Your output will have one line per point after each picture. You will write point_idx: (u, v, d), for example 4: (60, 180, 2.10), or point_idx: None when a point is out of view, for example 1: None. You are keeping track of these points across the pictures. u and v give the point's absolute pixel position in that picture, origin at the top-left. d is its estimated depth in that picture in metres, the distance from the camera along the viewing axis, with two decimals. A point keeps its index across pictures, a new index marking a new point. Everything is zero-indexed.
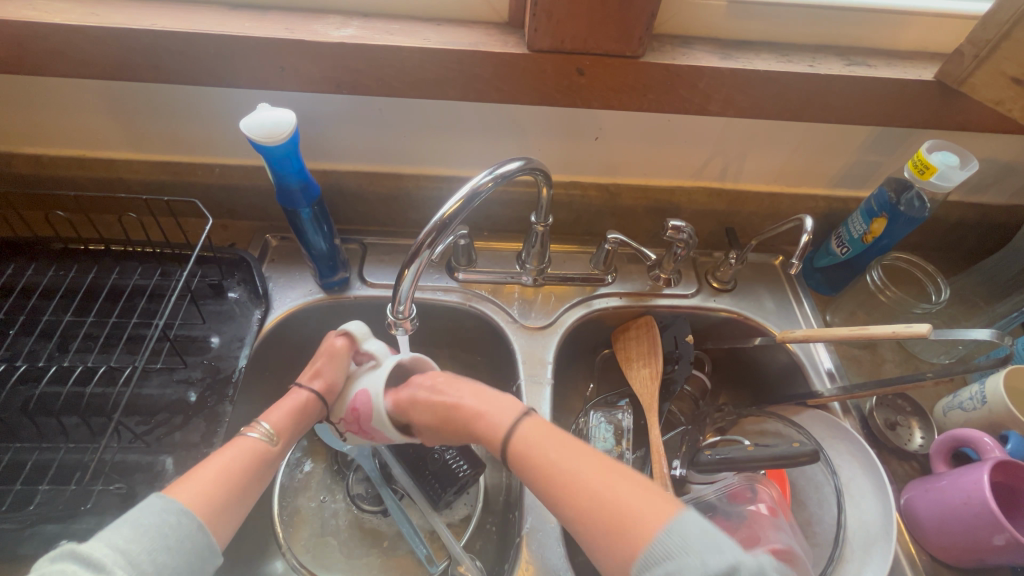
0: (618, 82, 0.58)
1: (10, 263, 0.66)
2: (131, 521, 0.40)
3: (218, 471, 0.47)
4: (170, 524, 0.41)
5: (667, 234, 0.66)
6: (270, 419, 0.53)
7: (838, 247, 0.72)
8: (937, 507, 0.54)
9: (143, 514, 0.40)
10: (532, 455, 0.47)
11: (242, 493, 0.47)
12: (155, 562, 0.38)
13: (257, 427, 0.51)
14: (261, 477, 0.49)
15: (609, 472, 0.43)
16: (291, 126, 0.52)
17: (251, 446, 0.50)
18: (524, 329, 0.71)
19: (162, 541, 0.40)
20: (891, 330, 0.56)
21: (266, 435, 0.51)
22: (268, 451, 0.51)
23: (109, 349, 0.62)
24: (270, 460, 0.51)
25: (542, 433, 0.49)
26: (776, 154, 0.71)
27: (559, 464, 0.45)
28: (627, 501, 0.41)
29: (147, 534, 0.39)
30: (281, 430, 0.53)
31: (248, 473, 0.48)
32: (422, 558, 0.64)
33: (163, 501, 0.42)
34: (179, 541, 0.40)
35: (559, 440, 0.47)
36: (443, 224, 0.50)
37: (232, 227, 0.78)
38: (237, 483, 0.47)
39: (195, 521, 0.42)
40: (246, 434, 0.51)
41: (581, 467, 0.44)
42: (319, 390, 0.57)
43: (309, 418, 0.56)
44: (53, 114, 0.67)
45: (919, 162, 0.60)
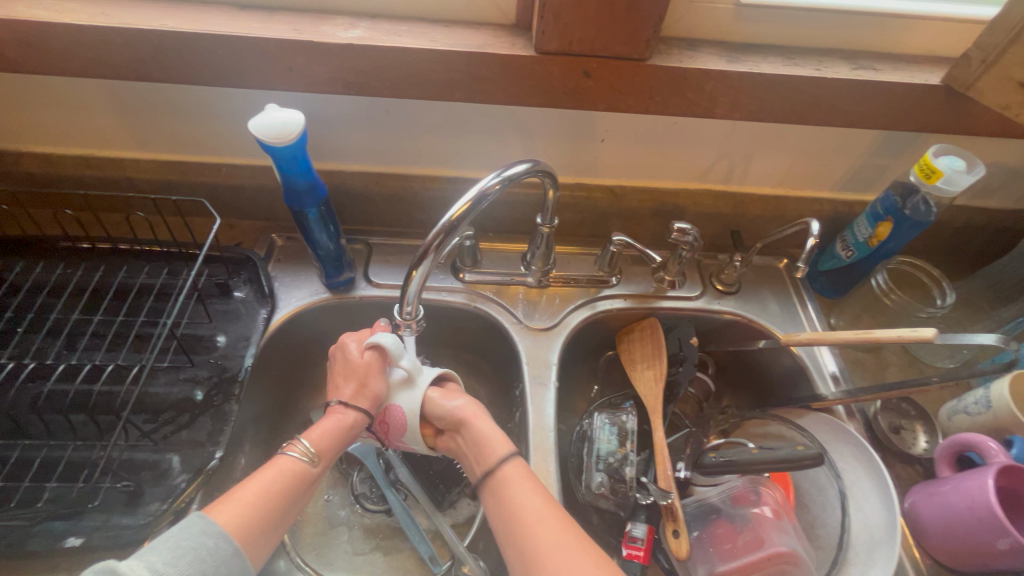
0: (626, 85, 0.58)
1: (19, 261, 0.67)
2: (170, 543, 0.41)
3: (257, 492, 0.46)
4: (207, 548, 0.41)
5: (672, 236, 0.66)
6: (309, 436, 0.53)
7: (843, 251, 0.72)
8: (941, 512, 0.55)
9: (181, 536, 0.41)
10: (507, 496, 0.49)
11: (279, 516, 0.47)
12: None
13: (297, 446, 0.51)
14: (298, 498, 0.49)
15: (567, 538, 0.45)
16: (299, 126, 0.52)
17: (292, 466, 0.49)
18: (528, 330, 0.72)
19: (197, 565, 0.40)
20: (896, 333, 0.56)
21: (305, 455, 0.50)
22: (307, 472, 0.50)
23: (116, 348, 0.62)
24: (309, 481, 0.50)
25: (522, 479, 0.50)
26: (782, 157, 0.71)
27: (528, 513, 0.47)
28: None
29: (183, 557, 0.40)
30: (322, 449, 0.52)
31: (286, 495, 0.48)
32: (425, 558, 0.64)
33: (203, 521, 0.43)
34: (215, 566, 0.41)
35: (536, 492, 0.49)
36: (451, 225, 0.50)
37: (239, 227, 0.79)
38: (275, 505, 0.47)
39: (231, 545, 0.42)
40: (286, 453, 0.50)
41: (541, 524, 0.46)
42: (364, 408, 0.57)
43: (353, 433, 0.56)
44: (61, 114, 0.67)
45: (926, 166, 0.60)
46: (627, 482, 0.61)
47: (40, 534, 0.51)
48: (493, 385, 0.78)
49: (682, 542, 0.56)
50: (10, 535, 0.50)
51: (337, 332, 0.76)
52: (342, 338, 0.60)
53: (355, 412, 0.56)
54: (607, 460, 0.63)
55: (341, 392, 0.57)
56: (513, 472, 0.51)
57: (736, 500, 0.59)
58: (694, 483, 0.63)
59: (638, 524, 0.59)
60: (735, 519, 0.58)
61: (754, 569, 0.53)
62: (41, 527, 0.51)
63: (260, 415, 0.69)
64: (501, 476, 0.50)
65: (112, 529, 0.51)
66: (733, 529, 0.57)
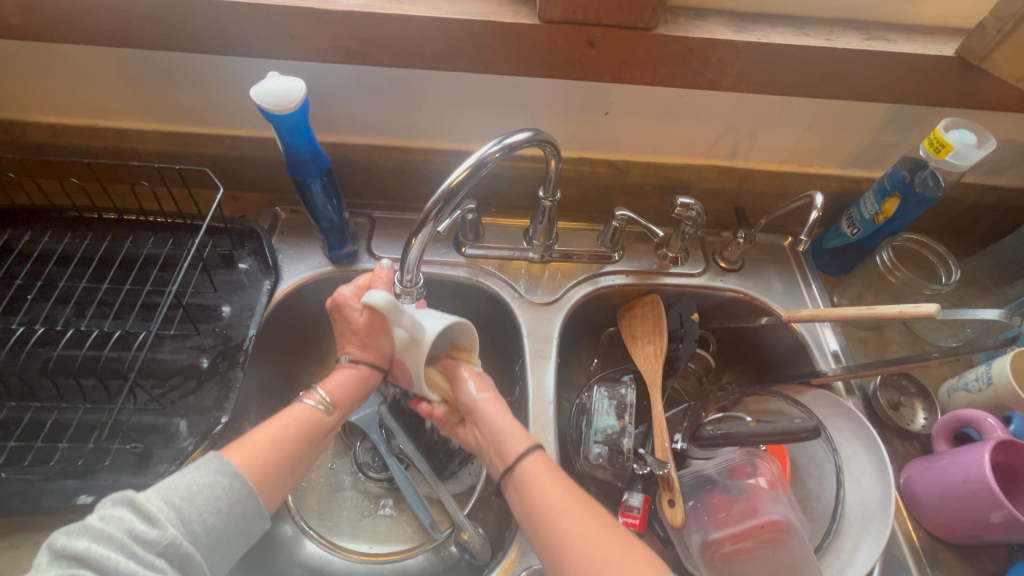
0: (630, 55, 0.57)
1: (27, 230, 0.68)
2: (189, 478, 0.44)
3: (272, 433, 0.51)
4: (223, 486, 0.45)
5: (676, 211, 0.66)
6: (325, 387, 0.58)
7: (848, 228, 0.71)
8: (935, 485, 0.55)
9: (198, 473, 0.45)
10: (532, 490, 0.49)
11: (293, 458, 0.51)
12: (204, 524, 0.43)
13: (314, 395, 0.56)
14: (315, 442, 0.54)
15: (604, 529, 0.45)
16: (301, 94, 0.52)
17: (308, 412, 0.54)
18: (530, 305, 0.72)
19: (212, 503, 0.44)
20: (898, 309, 0.56)
21: (321, 403, 0.56)
22: (324, 419, 0.55)
23: (123, 316, 0.63)
24: (325, 427, 0.55)
25: (545, 472, 0.51)
26: (789, 131, 0.70)
27: (557, 501, 0.48)
28: (605, 550, 0.44)
29: (199, 494, 0.43)
30: (338, 399, 0.57)
31: (300, 439, 0.52)
32: (427, 525, 0.66)
33: (219, 462, 0.46)
34: (230, 504, 0.45)
35: (562, 484, 0.49)
36: (450, 193, 0.49)
37: (242, 199, 0.79)
38: (288, 448, 0.51)
39: (245, 484, 0.46)
40: (304, 400, 0.55)
41: (572, 516, 0.46)
42: (374, 364, 0.61)
43: (366, 388, 0.61)
44: (65, 83, 0.68)
45: (935, 140, 0.59)
46: (625, 453, 0.62)
47: (52, 492, 0.52)
48: (495, 359, 0.78)
49: (678, 510, 0.56)
50: (25, 490, 0.52)
51: None
52: (337, 296, 0.61)
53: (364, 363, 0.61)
54: (605, 432, 0.64)
55: (349, 351, 0.61)
56: (537, 465, 0.51)
57: (732, 472, 0.59)
58: (691, 456, 0.63)
59: (634, 493, 0.62)
60: (729, 490, 0.58)
61: (748, 535, 0.54)
62: (54, 485, 0.52)
63: (264, 384, 0.70)
64: (523, 470, 0.51)
65: (123, 488, 0.53)
66: (727, 499, 0.58)
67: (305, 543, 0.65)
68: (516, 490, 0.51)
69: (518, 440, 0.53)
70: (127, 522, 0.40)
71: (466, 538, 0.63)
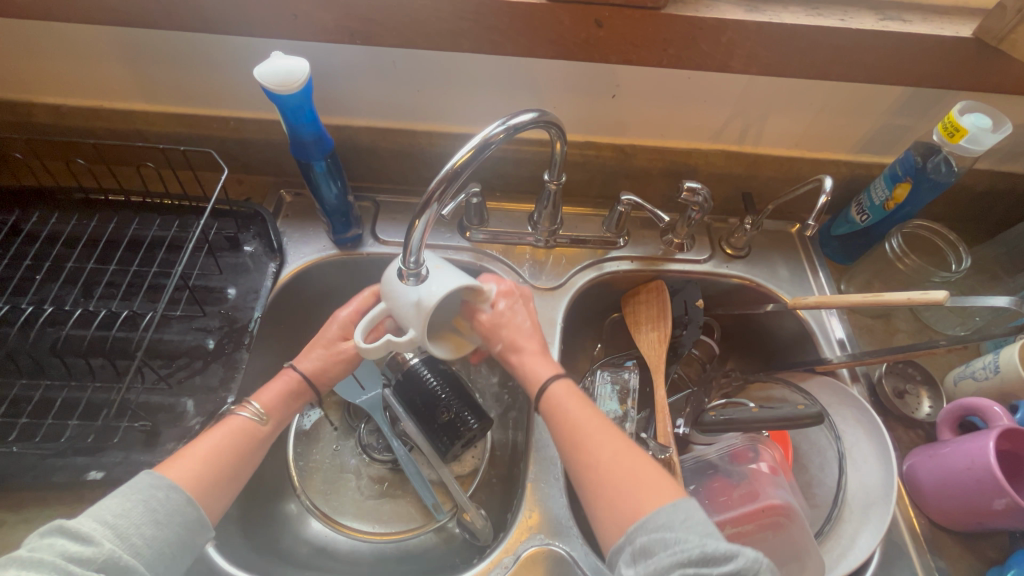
0: (637, 36, 0.56)
1: (36, 211, 0.68)
2: (120, 497, 0.42)
3: (207, 448, 0.49)
4: (159, 499, 0.43)
5: (682, 195, 0.65)
6: (261, 398, 0.54)
7: (858, 214, 0.70)
8: (939, 473, 0.55)
9: (131, 490, 0.43)
10: (557, 414, 0.51)
11: (228, 472, 0.49)
12: (144, 537, 0.41)
13: (248, 406, 0.53)
14: (248, 456, 0.51)
15: (626, 452, 0.47)
16: (304, 74, 0.52)
17: (241, 424, 0.51)
18: (534, 289, 0.72)
19: (150, 516, 0.42)
20: (906, 296, 0.55)
21: (255, 415, 0.52)
22: (256, 430, 0.52)
23: (130, 297, 0.64)
24: (259, 439, 0.52)
25: (569, 397, 0.52)
26: (800, 115, 0.69)
27: (580, 423, 0.50)
28: (628, 470, 0.45)
29: (134, 508, 0.42)
30: (272, 409, 0.54)
31: (235, 452, 0.50)
32: (429, 506, 0.67)
33: (150, 478, 0.44)
34: (168, 515, 0.43)
35: (587, 409, 0.51)
36: (454, 173, 0.48)
37: (247, 181, 0.79)
38: (223, 461, 0.49)
39: (183, 496, 0.45)
40: (238, 412, 0.52)
41: (596, 439, 0.48)
42: (312, 376, 0.57)
43: (300, 398, 0.57)
44: (69, 63, 0.67)
45: (949, 124, 0.57)
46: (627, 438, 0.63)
47: (63, 468, 0.53)
48: None
49: None
50: (37, 466, 0.53)
51: (344, 289, 0.77)
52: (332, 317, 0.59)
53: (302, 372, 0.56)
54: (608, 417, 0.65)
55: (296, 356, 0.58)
56: (563, 392, 0.52)
57: (733, 457, 0.59)
58: (693, 441, 0.65)
59: None
60: (730, 475, 0.58)
61: (749, 519, 0.54)
62: (64, 461, 0.53)
63: (270, 367, 0.71)
64: (549, 395, 0.53)
65: (132, 465, 0.54)
66: (728, 483, 0.58)
67: (310, 521, 0.67)
68: (544, 414, 0.53)
69: (542, 369, 0.55)
70: (59, 546, 0.37)
71: (468, 518, 0.63)
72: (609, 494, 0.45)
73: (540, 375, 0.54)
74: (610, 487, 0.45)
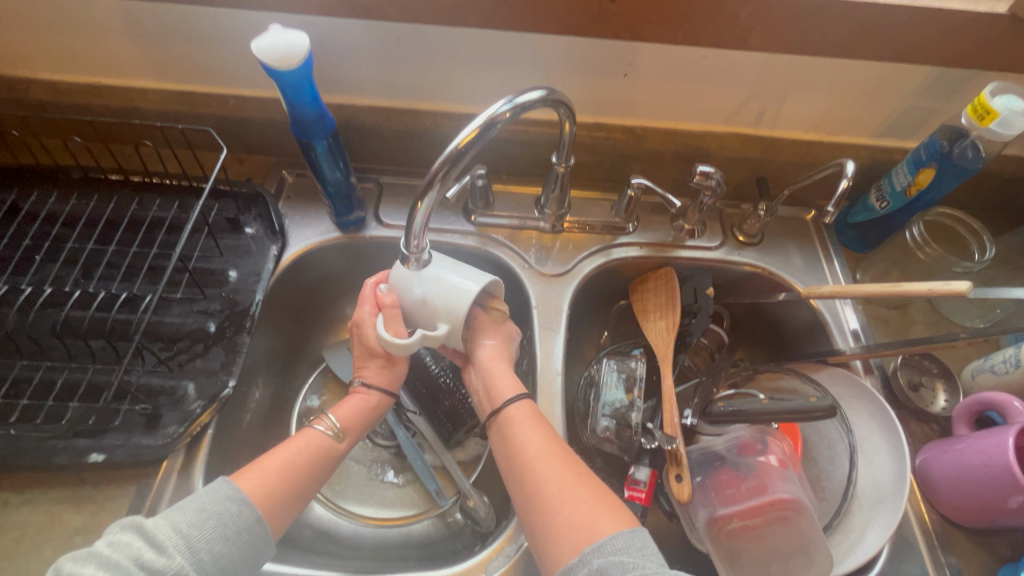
0: (654, 11, 0.54)
1: (35, 190, 0.67)
2: (196, 506, 0.43)
3: (281, 463, 0.49)
4: (232, 513, 0.43)
5: (695, 179, 0.63)
6: (337, 412, 0.55)
7: (877, 201, 0.68)
8: (952, 468, 0.54)
9: (208, 499, 0.43)
10: (514, 436, 0.51)
11: (299, 487, 0.49)
12: (211, 552, 0.41)
13: (325, 420, 0.53)
14: (323, 471, 0.51)
15: (581, 477, 0.46)
16: (303, 49, 0.50)
17: (318, 439, 0.52)
18: (539, 275, 0.70)
19: (220, 530, 0.42)
20: (926, 287, 0.53)
21: (332, 430, 0.53)
22: (334, 448, 0.52)
23: (131, 278, 0.63)
24: (335, 455, 0.53)
25: (526, 420, 0.52)
26: (820, 96, 0.66)
27: (536, 447, 0.49)
28: (582, 494, 0.45)
29: (208, 521, 0.42)
30: (348, 426, 0.55)
31: (310, 467, 0.50)
32: (432, 492, 0.67)
33: (227, 488, 0.44)
34: (237, 533, 0.43)
35: (543, 432, 0.51)
36: (457, 155, 0.47)
37: (249, 162, 0.78)
38: (297, 478, 0.49)
39: (254, 513, 0.44)
40: (314, 426, 0.52)
41: (553, 462, 0.47)
42: (386, 388, 0.58)
43: (375, 414, 0.58)
44: (63, 37, 0.65)
45: (980, 106, 0.55)
46: (633, 427, 0.62)
47: (65, 450, 0.53)
48: None
49: (685, 486, 0.55)
50: (39, 447, 0.53)
51: (346, 273, 0.76)
52: (356, 316, 0.57)
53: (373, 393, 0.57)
54: (613, 406, 0.64)
55: (363, 374, 0.58)
56: (520, 413, 0.52)
57: (742, 449, 0.58)
58: (701, 432, 0.62)
59: (641, 468, 0.59)
60: (739, 468, 0.57)
61: (755, 512, 0.53)
62: (66, 443, 0.53)
63: (272, 351, 0.70)
64: (507, 416, 0.52)
65: (134, 448, 0.54)
66: (737, 476, 0.57)
67: (313, 506, 0.66)
68: (500, 437, 0.52)
69: (507, 387, 0.55)
70: (134, 549, 0.38)
71: (470, 506, 0.62)
72: (561, 517, 0.44)
73: (501, 397, 0.54)
74: (563, 510, 0.44)
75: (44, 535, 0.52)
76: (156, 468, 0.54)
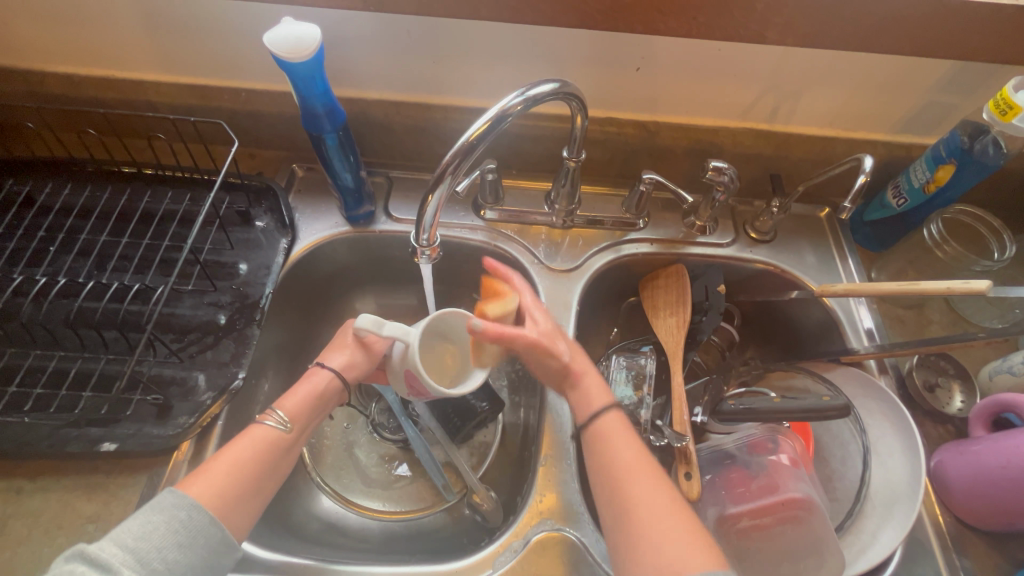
0: (666, 3, 0.53)
1: (49, 181, 0.68)
2: (142, 518, 0.42)
3: (230, 463, 0.47)
4: (182, 520, 0.43)
5: (707, 175, 0.62)
6: (284, 406, 0.53)
7: (894, 198, 0.67)
8: (968, 470, 0.52)
9: (152, 511, 0.42)
10: (606, 449, 0.49)
11: (253, 484, 0.48)
12: (164, 560, 0.41)
13: (273, 415, 0.51)
14: (275, 466, 0.50)
15: (669, 504, 0.45)
16: (315, 41, 0.50)
17: (266, 434, 0.50)
18: (548, 271, 0.70)
19: (171, 538, 0.42)
20: (946, 284, 0.51)
21: (280, 423, 0.51)
22: (282, 439, 0.51)
23: (143, 270, 0.63)
24: (284, 448, 0.51)
25: (619, 433, 0.50)
26: (836, 91, 0.65)
27: (624, 464, 0.48)
28: (663, 522, 0.43)
29: (155, 532, 0.41)
30: (296, 415, 0.53)
31: (260, 463, 0.49)
32: (439, 486, 0.67)
33: (173, 497, 0.44)
34: (190, 537, 0.43)
35: (636, 451, 0.49)
36: (468, 147, 0.46)
37: (260, 156, 0.78)
38: (247, 478, 0.47)
39: (205, 516, 0.44)
40: (262, 421, 0.51)
41: (639, 482, 0.46)
42: (340, 372, 0.56)
43: (327, 401, 0.56)
44: (78, 31, 0.66)
45: (1002, 101, 0.53)
46: (641, 425, 0.61)
47: (78, 439, 0.54)
48: None
49: (694, 484, 0.55)
50: (52, 435, 0.53)
51: (355, 266, 0.76)
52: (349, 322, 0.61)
53: (328, 372, 0.56)
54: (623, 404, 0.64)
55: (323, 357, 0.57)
56: (614, 424, 0.51)
57: (753, 447, 0.57)
58: (710, 430, 0.62)
59: None
60: (749, 466, 0.56)
61: (766, 512, 0.53)
62: (79, 431, 0.54)
63: (282, 344, 0.71)
64: (603, 425, 0.51)
65: (145, 437, 0.54)
66: (747, 475, 0.56)
67: (320, 498, 0.66)
68: (589, 443, 0.51)
69: (598, 396, 0.53)
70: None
71: (478, 500, 0.63)
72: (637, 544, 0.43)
73: (592, 407, 0.52)
74: (641, 539, 0.43)
75: (57, 522, 0.52)
76: (168, 457, 0.55)
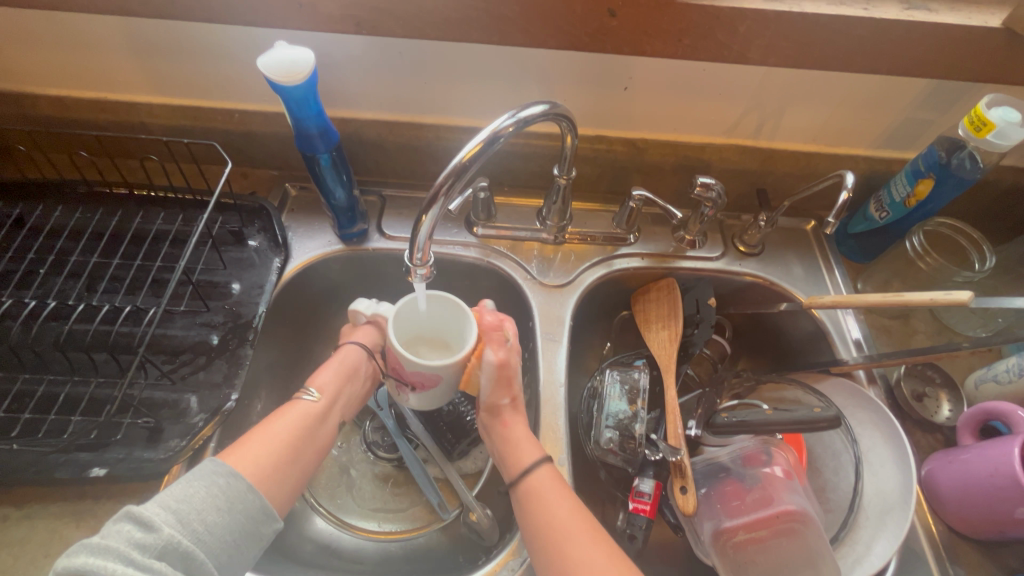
0: (654, 25, 0.54)
1: (39, 204, 0.67)
2: (184, 483, 0.43)
3: (267, 436, 0.49)
4: (221, 485, 0.44)
5: (695, 191, 0.63)
6: (315, 383, 0.56)
7: (877, 212, 0.68)
8: (959, 479, 0.53)
9: (194, 477, 0.44)
10: (539, 505, 0.48)
11: (290, 456, 0.49)
12: (204, 522, 0.42)
13: (307, 391, 0.55)
14: (313, 436, 0.52)
15: (605, 555, 0.44)
16: (309, 64, 0.50)
17: (303, 407, 0.53)
18: (541, 286, 0.70)
19: (211, 501, 0.43)
20: (928, 296, 0.53)
21: (314, 397, 0.54)
22: (316, 411, 0.54)
23: (134, 291, 0.63)
24: (320, 419, 0.54)
25: (553, 487, 0.49)
26: (818, 109, 0.67)
27: (560, 517, 0.46)
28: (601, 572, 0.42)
29: (196, 495, 0.42)
30: (327, 389, 0.56)
31: (294, 438, 0.50)
32: (434, 505, 0.66)
33: (214, 464, 0.45)
34: (229, 502, 0.43)
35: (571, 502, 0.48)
36: (461, 168, 0.47)
37: (252, 175, 0.78)
38: (284, 451, 0.49)
39: (243, 483, 0.45)
40: (297, 398, 0.54)
41: (575, 531, 0.45)
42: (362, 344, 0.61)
43: (354, 370, 0.59)
44: (70, 55, 0.66)
45: (976, 118, 0.55)
46: (636, 439, 0.61)
47: (66, 465, 0.53)
48: None
49: (690, 498, 0.55)
50: (39, 462, 0.52)
51: (349, 285, 0.77)
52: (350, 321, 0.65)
53: (353, 343, 0.60)
54: (617, 417, 0.63)
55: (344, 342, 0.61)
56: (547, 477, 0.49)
57: (746, 460, 0.58)
58: (704, 443, 0.62)
59: (645, 480, 0.59)
60: (743, 479, 0.57)
61: (761, 526, 0.53)
62: (67, 456, 0.53)
63: (274, 363, 0.70)
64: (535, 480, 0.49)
65: (135, 462, 0.53)
66: (741, 488, 0.56)
67: (314, 519, 0.65)
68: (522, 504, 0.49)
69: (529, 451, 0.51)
70: (125, 533, 0.39)
71: (473, 519, 0.61)
72: None
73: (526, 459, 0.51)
74: None
75: (44, 550, 0.51)
76: (158, 482, 0.54)
